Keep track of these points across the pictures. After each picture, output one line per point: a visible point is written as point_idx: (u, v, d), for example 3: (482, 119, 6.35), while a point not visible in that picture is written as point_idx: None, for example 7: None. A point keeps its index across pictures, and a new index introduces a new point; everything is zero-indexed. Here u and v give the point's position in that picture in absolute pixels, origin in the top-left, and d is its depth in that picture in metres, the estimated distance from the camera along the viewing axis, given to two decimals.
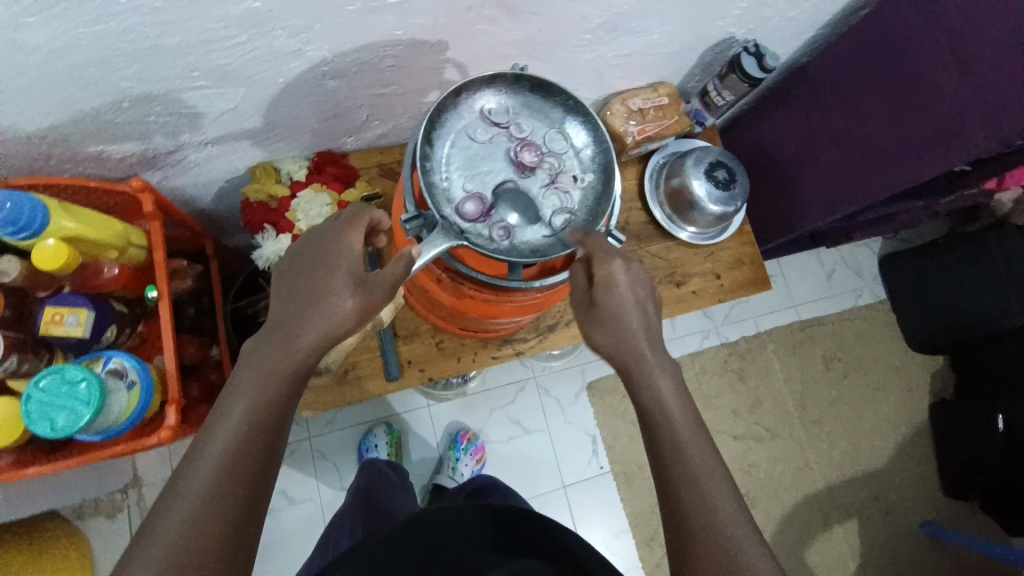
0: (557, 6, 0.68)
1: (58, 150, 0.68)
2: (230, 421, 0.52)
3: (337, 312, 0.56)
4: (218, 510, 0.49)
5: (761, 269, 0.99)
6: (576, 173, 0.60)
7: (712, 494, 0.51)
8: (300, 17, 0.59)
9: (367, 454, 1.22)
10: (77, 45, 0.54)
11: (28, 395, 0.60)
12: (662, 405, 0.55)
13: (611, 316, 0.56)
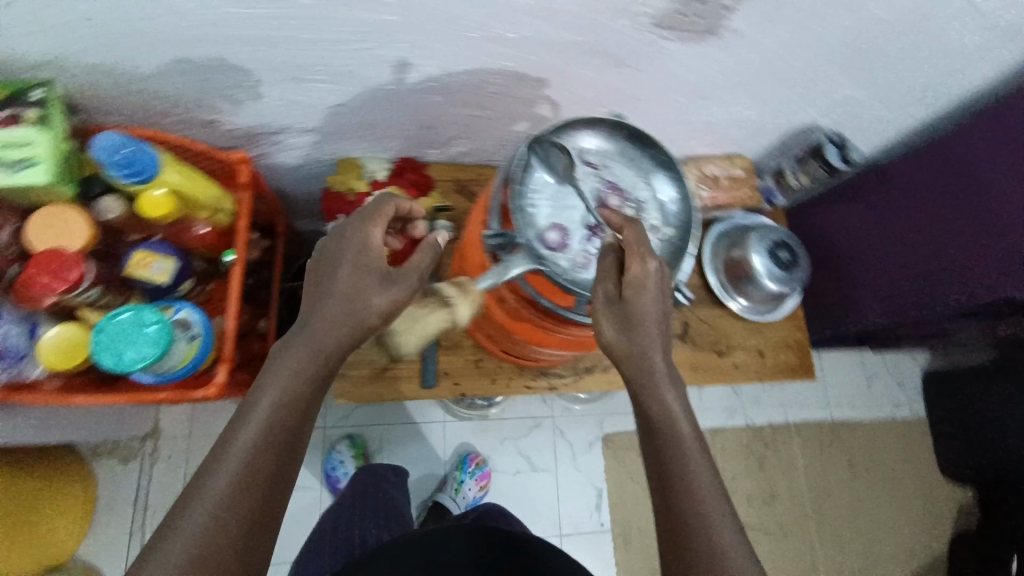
0: (661, 66, 0.71)
1: (177, 111, 0.74)
2: (253, 424, 0.54)
3: (356, 295, 0.58)
4: (239, 505, 0.51)
5: (806, 359, 0.98)
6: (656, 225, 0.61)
7: (712, 518, 0.51)
8: (425, 35, 0.64)
9: (331, 472, 1.21)
10: (226, 22, 0.59)
11: (101, 326, 0.64)
12: (673, 424, 0.55)
13: (636, 315, 0.55)
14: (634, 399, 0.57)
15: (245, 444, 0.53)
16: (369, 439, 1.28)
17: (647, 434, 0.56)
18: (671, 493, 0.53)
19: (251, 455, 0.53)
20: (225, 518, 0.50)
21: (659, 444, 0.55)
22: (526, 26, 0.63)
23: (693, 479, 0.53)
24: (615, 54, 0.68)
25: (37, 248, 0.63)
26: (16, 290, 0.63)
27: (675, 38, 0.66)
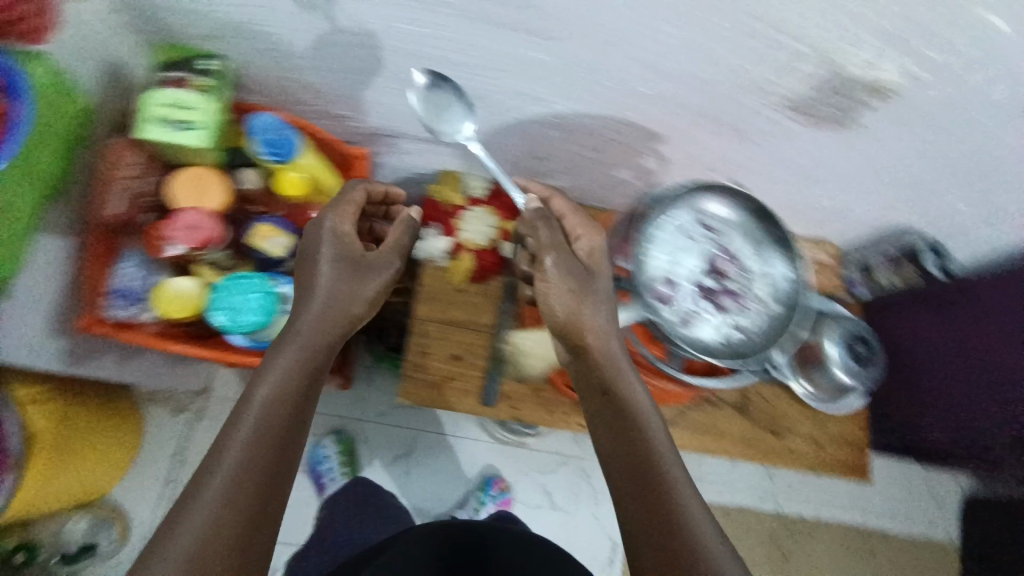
0: (782, 145, 0.72)
1: (316, 101, 0.78)
2: (247, 422, 0.55)
3: (342, 278, 0.63)
4: (240, 501, 0.51)
5: (862, 458, 0.96)
6: (762, 299, 0.60)
7: (684, 505, 0.55)
8: (568, 78, 0.66)
9: (317, 466, 1.23)
10: (391, 33, 0.63)
11: (221, 283, 0.70)
12: (643, 424, 0.60)
13: (583, 281, 0.62)
14: (614, 412, 0.61)
15: (244, 438, 0.54)
16: (401, 440, 1.29)
17: (615, 455, 0.60)
18: (655, 509, 0.55)
19: (252, 450, 0.53)
20: (232, 514, 0.50)
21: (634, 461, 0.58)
22: (666, 87, 0.65)
23: (670, 487, 0.56)
24: (743, 127, 0.70)
25: (178, 204, 0.69)
26: (150, 238, 0.68)
27: (805, 122, 0.67)
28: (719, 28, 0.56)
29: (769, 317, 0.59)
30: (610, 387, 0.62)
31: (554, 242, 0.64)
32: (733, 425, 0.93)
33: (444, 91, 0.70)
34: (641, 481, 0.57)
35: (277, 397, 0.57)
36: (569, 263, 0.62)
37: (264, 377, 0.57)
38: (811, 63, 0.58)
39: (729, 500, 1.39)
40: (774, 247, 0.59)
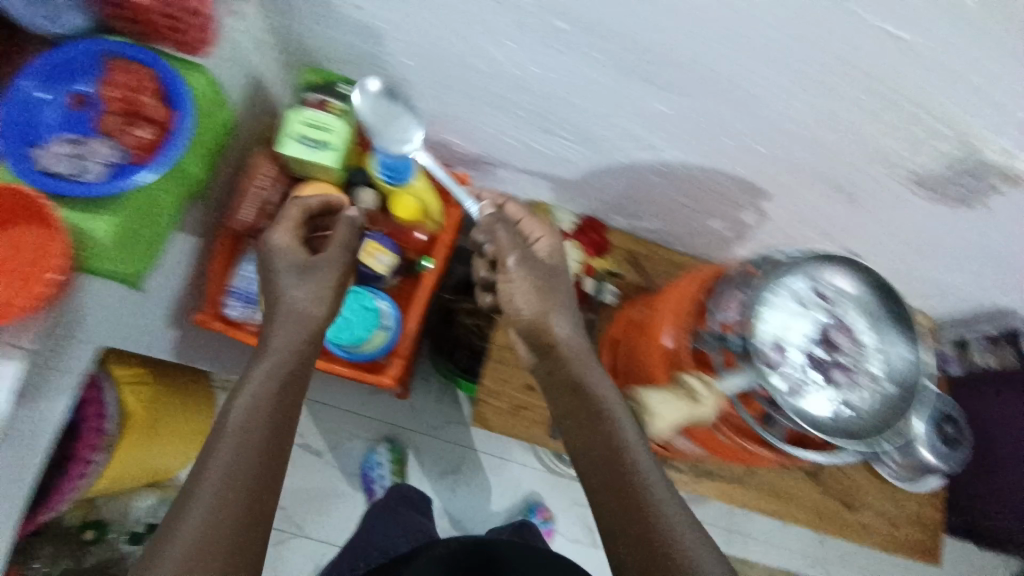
0: (893, 216, 0.71)
1: (429, 127, 0.82)
2: (233, 426, 0.54)
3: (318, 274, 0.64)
4: (233, 501, 0.49)
5: (935, 542, 0.94)
6: (873, 375, 0.59)
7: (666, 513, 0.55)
8: (687, 131, 0.67)
9: (369, 473, 1.24)
10: (521, 75, 0.66)
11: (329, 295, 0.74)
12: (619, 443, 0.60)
13: (546, 282, 0.68)
14: (590, 428, 0.62)
15: (234, 435, 0.53)
16: (451, 456, 1.31)
17: (594, 471, 0.60)
18: (637, 522, 0.55)
19: (246, 444, 0.53)
20: (229, 510, 0.49)
21: (609, 474, 0.59)
22: (787, 148, 0.65)
23: (651, 496, 0.57)
24: (857, 194, 0.69)
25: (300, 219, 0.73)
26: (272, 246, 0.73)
27: (925, 197, 0.66)
28: (858, 103, 0.56)
29: (880, 394, 0.59)
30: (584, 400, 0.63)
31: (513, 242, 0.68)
32: (805, 492, 0.92)
33: (395, 108, 0.68)
34: (619, 493, 0.57)
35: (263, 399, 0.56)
36: (531, 266, 0.68)
37: (256, 380, 0.57)
38: (947, 144, 0.57)
39: (777, 563, 1.34)
40: (892, 329, 0.59)
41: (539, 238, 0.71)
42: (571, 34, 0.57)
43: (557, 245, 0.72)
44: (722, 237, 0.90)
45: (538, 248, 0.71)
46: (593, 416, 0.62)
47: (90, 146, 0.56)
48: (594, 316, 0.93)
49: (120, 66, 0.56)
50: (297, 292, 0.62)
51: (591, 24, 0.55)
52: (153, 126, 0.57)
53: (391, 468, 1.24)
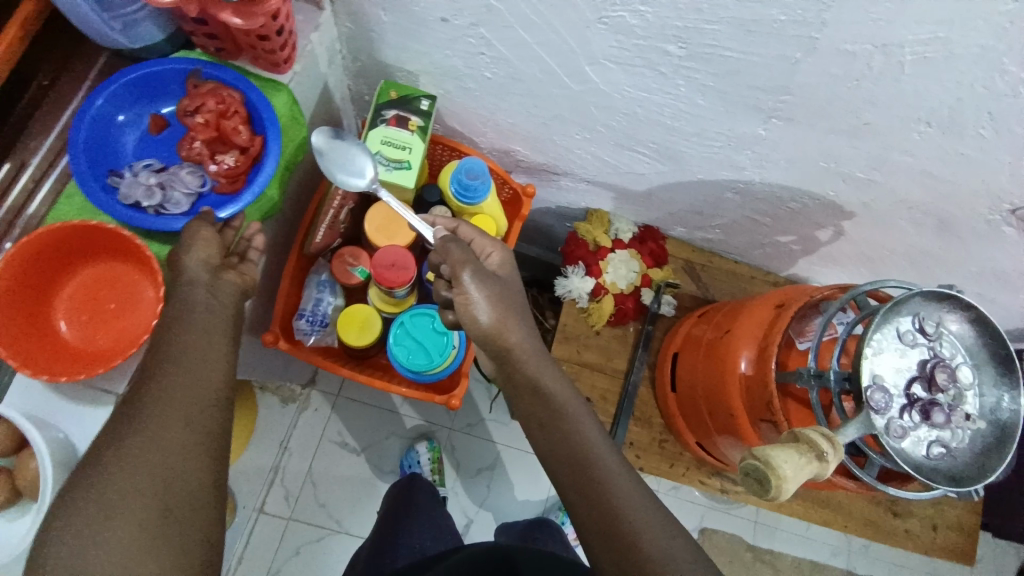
0: (973, 241, 0.72)
1: (499, 136, 0.82)
2: (156, 409, 0.46)
3: (197, 235, 0.55)
4: (175, 483, 0.44)
5: (974, 547, 0.94)
6: (969, 413, 0.58)
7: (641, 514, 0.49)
8: (778, 151, 0.68)
9: (409, 470, 1.23)
10: (615, 94, 0.66)
11: (400, 319, 0.73)
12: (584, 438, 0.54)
13: (506, 293, 0.57)
14: (552, 429, 0.55)
15: (153, 388, 0.47)
16: (485, 452, 1.31)
17: (564, 477, 0.53)
18: (614, 529, 0.49)
19: (163, 398, 0.47)
20: (153, 467, 0.44)
21: (573, 466, 0.52)
22: (884, 175, 0.66)
23: (620, 497, 0.50)
24: (944, 216, 0.70)
25: (372, 240, 0.71)
26: (345, 266, 0.71)
27: (1017, 226, 0.67)
28: (967, 140, 0.57)
29: (977, 434, 0.57)
30: (542, 395, 0.56)
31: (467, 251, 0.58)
32: (854, 504, 0.93)
33: (348, 144, 0.64)
34: (578, 468, 0.52)
35: (188, 377, 0.49)
36: (490, 277, 0.56)
37: (167, 360, 0.49)
38: None
39: (802, 554, 1.37)
40: (986, 371, 0.59)
41: (493, 254, 0.62)
42: (679, 58, 0.58)
43: (511, 260, 0.63)
44: (788, 251, 0.90)
45: (491, 264, 0.62)
46: (552, 404, 0.56)
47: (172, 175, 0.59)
48: (651, 327, 0.92)
49: (207, 87, 0.59)
50: (187, 254, 0.54)
51: (705, 51, 0.56)
52: (237, 152, 0.60)
53: (431, 467, 1.23)
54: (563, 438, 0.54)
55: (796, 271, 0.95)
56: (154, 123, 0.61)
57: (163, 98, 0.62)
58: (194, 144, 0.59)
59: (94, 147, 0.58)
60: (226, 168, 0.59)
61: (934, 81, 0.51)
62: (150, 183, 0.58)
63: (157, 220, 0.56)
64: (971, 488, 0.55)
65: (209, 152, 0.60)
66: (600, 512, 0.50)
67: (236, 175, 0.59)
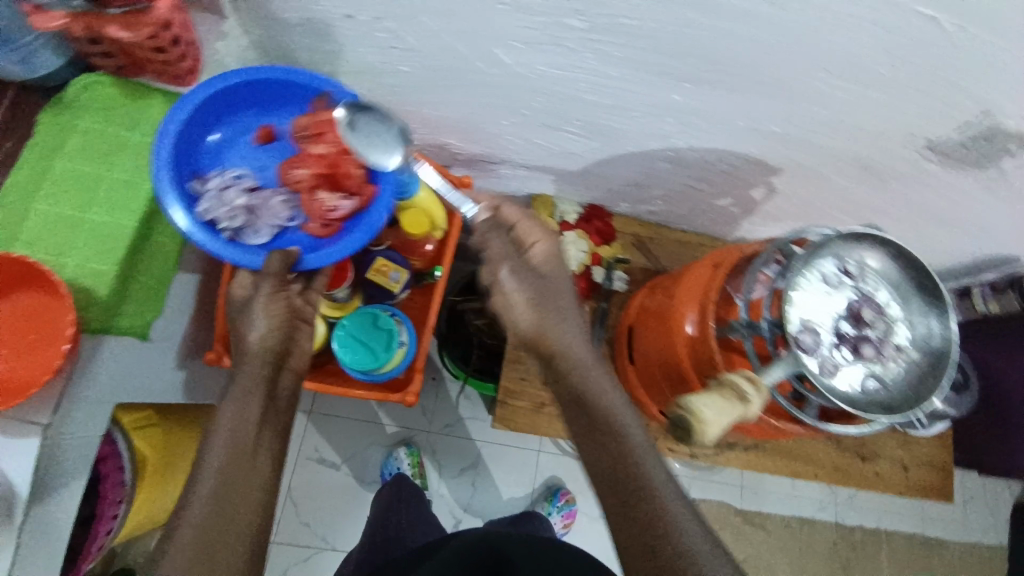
0: (899, 182, 0.74)
1: (430, 130, 0.82)
2: (211, 455, 0.52)
3: (270, 300, 0.63)
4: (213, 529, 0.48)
5: (948, 482, 0.96)
6: (900, 345, 0.59)
7: (672, 521, 0.50)
8: (698, 115, 0.69)
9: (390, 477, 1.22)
10: (531, 75, 0.67)
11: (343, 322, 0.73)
12: (623, 445, 0.54)
13: (547, 293, 0.59)
14: (597, 437, 0.55)
15: (207, 445, 0.53)
16: (468, 449, 1.31)
17: (606, 491, 0.53)
18: (647, 533, 0.49)
19: (217, 502, 0.50)
20: (203, 514, 0.49)
21: (636, 499, 0.51)
22: (802, 127, 0.68)
23: (690, 539, 0.49)
24: (867, 161, 0.72)
25: None
26: None
27: (936, 160, 0.68)
28: (869, 79, 0.58)
29: (910, 364, 0.59)
30: (602, 422, 0.55)
31: (504, 252, 0.60)
32: (822, 452, 0.94)
33: (373, 125, 0.63)
34: (618, 472, 0.52)
35: (235, 427, 0.54)
36: (527, 277, 0.59)
37: (218, 413, 0.56)
38: (968, 112, 0.60)
39: (791, 512, 1.39)
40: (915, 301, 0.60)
41: (540, 246, 0.60)
42: (584, 32, 0.59)
43: (558, 248, 0.61)
44: (729, 214, 0.91)
45: (536, 256, 0.60)
46: (609, 431, 0.54)
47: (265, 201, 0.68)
48: (606, 304, 0.93)
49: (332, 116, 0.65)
50: (252, 334, 0.60)
51: (606, 22, 0.57)
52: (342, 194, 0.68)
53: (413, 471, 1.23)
54: (617, 467, 0.53)
55: (741, 232, 0.97)
56: (263, 134, 0.70)
57: (280, 116, 0.70)
58: (302, 172, 0.68)
59: (189, 143, 0.65)
60: (324, 210, 0.68)
61: (826, 25, 0.53)
62: (237, 204, 0.66)
63: (232, 253, 0.64)
64: (907, 416, 0.56)
65: (309, 185, 0.69)
66: (658, 548, 0.48)
67: (329, 222, 0.69)
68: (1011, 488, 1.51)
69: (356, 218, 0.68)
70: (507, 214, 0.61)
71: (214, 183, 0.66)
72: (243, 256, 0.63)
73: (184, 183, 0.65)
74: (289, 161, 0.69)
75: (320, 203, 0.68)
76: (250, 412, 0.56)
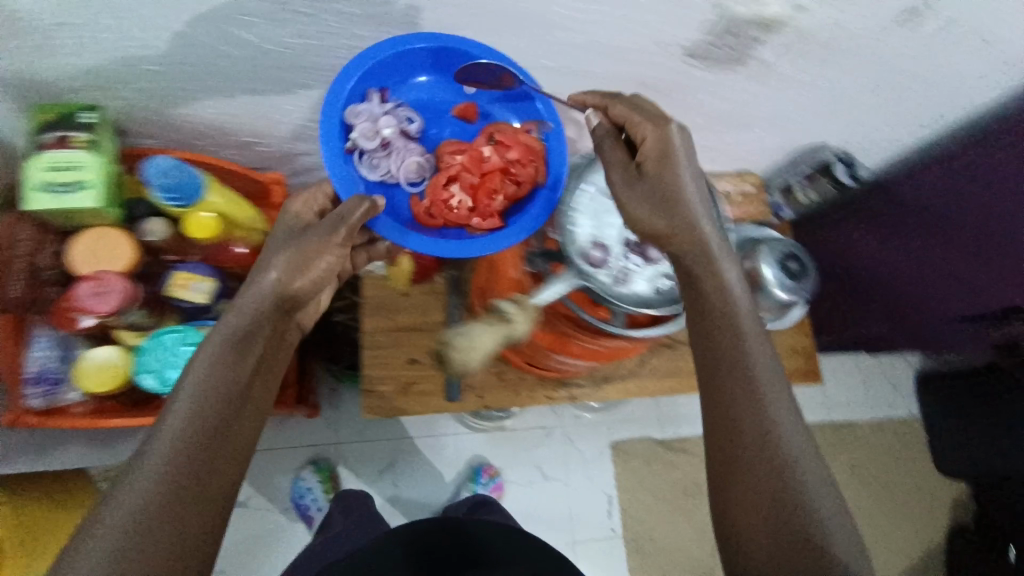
0: (683, 94, 0.76)
1: (217, 132, 0.77)
2: (184, 398, 0.52)
3: (306, 256, 0.61)
4: (174, 476, 0.49)
5: (812, 363, 1.01)
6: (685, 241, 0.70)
7: (768, 418, 0.53)
8: None
9: (301, 500, 1.21)
10: (283, 49, 0.63)
11: (146, 347, 0.69)
12: (736, 350, 0.56)
13: (667, 196, 0.59)
14: (708, 337, 0.57)
15: (188, 389, 0.53)
16: (381, 451, 1.30)
17: (710, 383, 0.56)
18: (745, 426, 0.53)
19: (201, 464, 0.50)
20: (166, 461, 0.49)
21: (742, 395, 0.54)
22: (569, 55, 0.68)
23: (786, 438, 0.53)
24: (645, 80, 0.73)
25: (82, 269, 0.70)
26: (56, 314, 0.71)
27: (703, 66, 0.70)
28: None
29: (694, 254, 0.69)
30: (721, 327, 0.57)
31: (620, 159, 0.63)
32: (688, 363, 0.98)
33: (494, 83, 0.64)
34: (729, 372, 0.55)
35: (218, 373, 0.54)
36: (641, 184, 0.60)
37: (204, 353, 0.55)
38: (704, 9, 0.61)
39: None
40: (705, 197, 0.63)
41: (648, 137, 0.60)
42: None
43: (672, 134, 0.59)
44: None
45: (646, 150, 0.61)
46: (735, 342, 0.56)
47: (403, 153, 0.68)
48: (456, 271, 0.90)
49: (529, 139, 0.66)
50: (269, 273, 0.59)
51: None
52: (467, 207, 0.67)
53: (324, 489, 1.23)
54: (735, 367, 0.55)
55: None
56: (462, 109, 0.70)
57: (491, 113, 0.70)
58: (455, 158, 0.68)
59: (390, 68, 0.64)
60: (438, 202, 0.67)
61: None
62: (382, 135, 0.65)
63: (339, 169, 0.62)
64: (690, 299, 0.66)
65: (454, 175, 0.67)
66: (758, 440, 0.52)
67: (435, 213, 0.67)
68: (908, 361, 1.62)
69: (462, 232, 0.67)
70: (615, 118, 0.64)
71: (387, 106, 0.66)
72: (339, 182, 0.62)
73: (360, 88, 0.64)
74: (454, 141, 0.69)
75: (440, 195, 0.67)
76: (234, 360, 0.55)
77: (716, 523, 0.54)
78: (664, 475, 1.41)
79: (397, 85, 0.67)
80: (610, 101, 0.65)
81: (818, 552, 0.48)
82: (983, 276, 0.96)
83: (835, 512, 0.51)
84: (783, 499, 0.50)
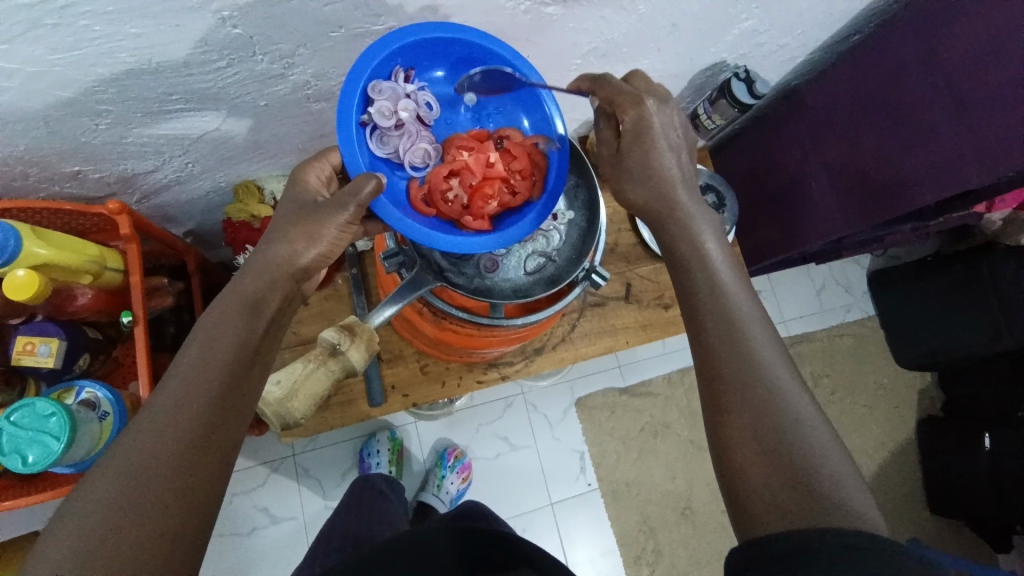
0: (545, 37, 0.67)
1: (34, 171, 0.67)
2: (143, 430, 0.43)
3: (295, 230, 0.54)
4: (128, 530, 0.40)
5: None
6: (558, 213, 0.71)
7: (755, 356, 0.51)
8: (286, 42, 0.58)
9: (368, 459, 1.23)
10: (56, 69, 0.52)
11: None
12: (721, 287, 0.55)
13: (659, 174, 0.58)
14: (685, 280, 0.56)
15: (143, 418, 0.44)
16: (343, 454, 1.27)
17: (705, 326, 0.53)
18: (738, 363, 0.51)
19: (195, 472, 0.43)
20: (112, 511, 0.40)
21: (727, 337, 0.52)
22: (398, 20, 0.59)
23: (768, 367, 0.51)
24: (497, 29, 0.64)
25: None
26: None
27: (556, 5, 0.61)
28: None
29: (569, 224, 0.71)
30: (702, 271, 0.56)
31: (608, 133, 0.61)
32: (620, 317, 0.94)
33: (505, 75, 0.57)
34: (716, 313, 0.54)
35: (186, 399, 0.45)
36: (630, 161, 0.59)
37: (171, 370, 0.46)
38: None
39: (666, 369, 1.46)
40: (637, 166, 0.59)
41: (628, 115, 0.57)
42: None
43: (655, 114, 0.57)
44: None
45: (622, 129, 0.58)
46: (718, 290, 0.55)
47: (412, 134, 0.58)
48: (356, 269, 0.84)
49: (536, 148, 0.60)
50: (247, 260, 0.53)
51: None
52: (461, 204, 0.59)
53: (392, 457, 1.25)
54: (718, 312, 0.53)
55: None
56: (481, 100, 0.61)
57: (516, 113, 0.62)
58: (461, 154, 0.59)
59: (421, 51, 0.56)
60: (434, 192, 0.59)
61: None
62: (400, 116, 0.55)
63: (348, 143, 0.53)
64: (563, 277, 0.68)
65: (455, 167, 0.59)
66: (749, 377, 0.50)
67: (431, 201, 0.58)
68: (856, 263, 1.61)
69: (454, 228, 0.58)
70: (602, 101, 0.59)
71: (410, 87, 0.56)
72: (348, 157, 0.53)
73: (388, 63, 0.54)
74: (465, 135, 0.60)
75: (439, 183, 0.58)
76: (206, 382, 0.46)
77: (716, 468, 0.51)
78: (630, 422, 1.42)
79: (424, 68, 0.58)
80: (600, 82, 0.59)
81: (813, 481, 0.46)
82: (890, 172, 0.81)
83: (831, 445, 0.48)
84: (772, 426, 0.48)
